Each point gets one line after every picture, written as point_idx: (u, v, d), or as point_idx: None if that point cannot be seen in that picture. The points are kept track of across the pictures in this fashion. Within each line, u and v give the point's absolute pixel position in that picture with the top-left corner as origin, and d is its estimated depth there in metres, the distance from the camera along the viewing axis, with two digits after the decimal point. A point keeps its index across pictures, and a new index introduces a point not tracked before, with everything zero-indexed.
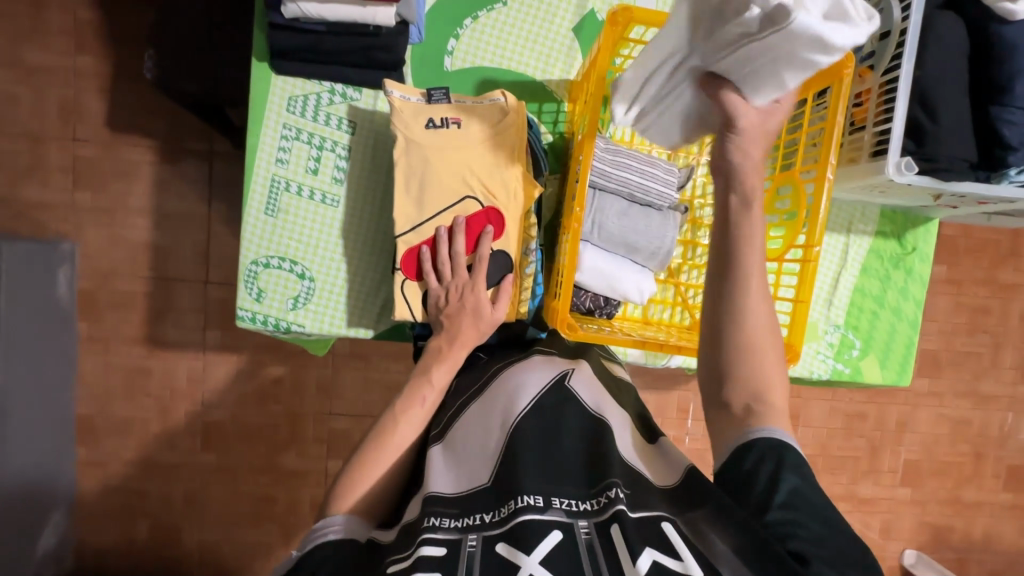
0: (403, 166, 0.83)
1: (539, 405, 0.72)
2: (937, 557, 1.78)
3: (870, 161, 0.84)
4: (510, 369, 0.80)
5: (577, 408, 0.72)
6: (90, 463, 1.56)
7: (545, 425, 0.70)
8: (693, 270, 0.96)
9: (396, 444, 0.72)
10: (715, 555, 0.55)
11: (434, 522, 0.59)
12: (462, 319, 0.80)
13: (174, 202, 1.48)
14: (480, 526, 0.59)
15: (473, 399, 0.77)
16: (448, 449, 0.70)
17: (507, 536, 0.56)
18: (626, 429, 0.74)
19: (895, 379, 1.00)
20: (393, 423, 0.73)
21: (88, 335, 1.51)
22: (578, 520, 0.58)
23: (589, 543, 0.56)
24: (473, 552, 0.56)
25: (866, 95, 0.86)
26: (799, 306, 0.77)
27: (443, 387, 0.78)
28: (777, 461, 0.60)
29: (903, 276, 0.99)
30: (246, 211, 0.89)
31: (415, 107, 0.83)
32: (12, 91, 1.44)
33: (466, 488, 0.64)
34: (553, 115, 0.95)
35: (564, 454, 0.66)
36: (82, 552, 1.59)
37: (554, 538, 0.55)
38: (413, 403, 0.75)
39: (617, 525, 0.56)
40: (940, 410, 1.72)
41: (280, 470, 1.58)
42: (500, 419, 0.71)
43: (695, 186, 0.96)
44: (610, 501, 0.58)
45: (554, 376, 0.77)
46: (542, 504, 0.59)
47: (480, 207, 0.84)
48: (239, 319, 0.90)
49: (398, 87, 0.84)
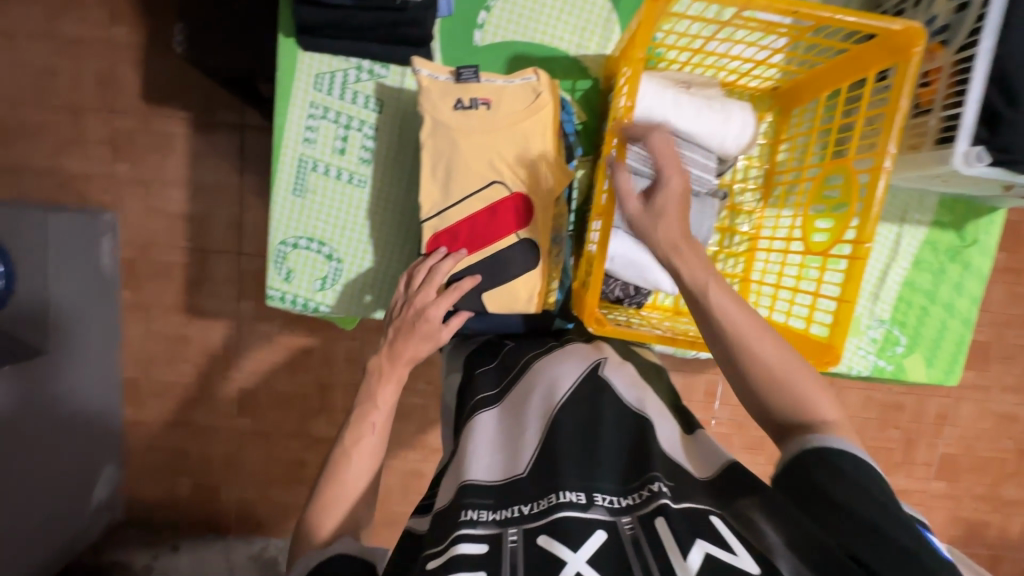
0: (430, 148, 0.81)
1: (576, 397, 0.70)
2: (969, 552, 1.74)
3: (934, 149, 0.78)
4: (541, 362, 0.78)
5: (613, 398, 0.70)
6: (136, 423, 1.65)
7: (582, 415, 0.67)
8: (730, 259, 0.92)
9: (356, 473, 0.70)
10: (771, 550, 0.52)
11: (472, 516, 0.58)
12: (407, 338, 0.77)
13: (208, 174, 1.50)
14: (518, 519, 0.57)
15: (507, 389, 0.77)
16: (482, 428, 0.70)
17: (547, 528, 0.54)
18: (666, 418, 0.71)
19: (941, 378, 0.95)
20: (347, 452, 0.71)
21: (130, 302, 1.58)
22: (621, 517, 0.56)
23: (634, 537, 0.53)
24: (515, 547, 0.54)
25: (935, 75, 0.78)
26: (845, 306, 0.71)
27: (390, 408, 0.76)
28: (826, 458, 0.57)
29: (959, 270, 0.92)
30: (274, 191, 0.89)
31: (443, 86, 0.81)
32: (52, 63, 1.46)
33: (500, 478, 0.63)
34: (587, 93, 0.90)
35: (604, 444, 0.64)
36: (132, 503, 1.71)
37: (599, 537, 0.53)
38: (363, 430, 0.73)
39: (662, 517, 0.53)
40: (985, 405, 1.64)
41: (311, 436, 1.64)
42: (535, 412, 0.70)
43: (735, 172, 0.90)
44: (653, 495, 0.56)
45: (586, 368, 0.75)
46: (584, 501, 0.57)
47: (508, 192, 0.81)
48: (269, 298, 0.92)
49: (426, 66, 0.82)
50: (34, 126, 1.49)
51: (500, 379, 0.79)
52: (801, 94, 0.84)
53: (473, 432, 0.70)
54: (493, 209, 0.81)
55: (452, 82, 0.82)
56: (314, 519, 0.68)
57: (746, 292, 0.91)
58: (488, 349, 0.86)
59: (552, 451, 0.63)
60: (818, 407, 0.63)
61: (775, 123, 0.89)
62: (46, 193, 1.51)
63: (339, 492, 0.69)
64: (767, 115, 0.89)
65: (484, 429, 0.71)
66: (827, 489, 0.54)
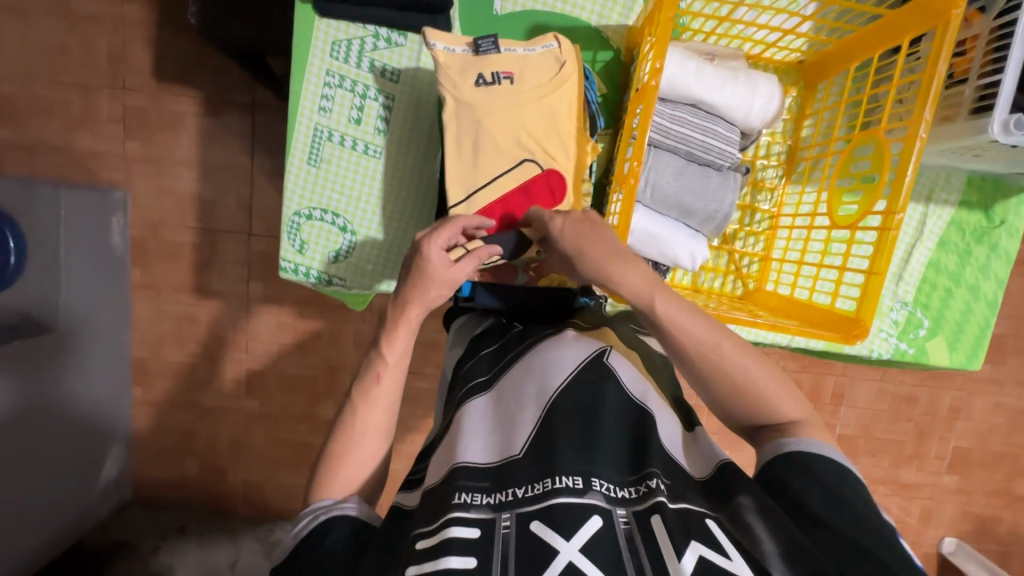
0: (453, 128, 0.79)
1: (576, 382, 0.67)
2: (979, 547, 1.72)
3: (969, 119, 0.75)
4: (544, 343, 0.75)
5: (615, 387, 0.67)
6: (144, 403, 1.65)
7: (583, 401, 0.65)
8: (750, 237, 0.90)
9: (362, 426, 0.68)
10: (764, 556, 0.52)
11: (465, 499, 0.57)
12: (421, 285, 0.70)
13: (218, 154, 1.49)
14: (512, 502, 0.56)
15: (502, 371, 0.74)
16: (477, 413, 0.68)
17: (541, 514, 0.53)
18: (667, 414, 0.69)
19: (963, 363, 0.93)
20: (355, 407, 0.69)
21: (139, 281, 1.57)
22: (617, 507, 0.55)
23: (629, 532, 0.53)
24: (507, 533, 0.53)
25: (971, 43, 0.76)
26: (873, 279, 0.70)
27: (399, 364, 0.72)
28: (804, 465, 0.60)
29: (985, 252, 0.90)
30: (288, 160, 0.88)
31: (463, 61, 0.79)
32: (64, 39, 1.45)
33: (495, 459, 0.62)
34: (608, 64, 0.89)
35: (607, 431, 0.62)
36: (140, 483, 1.71)
37: (594, 523, 0.52)
38: (369, 380, 0.70)
39: (657, 516, 0.54)
40: (998, 400, 1.61)
41: (318, 420, 1.64)
42: (530, 399, 0.67)
43: (758, 147, 0.89)
44: (650, 492, 0.56)
45: (591, 353, 0.71)
46: (581, 486, 0.55)
47: (540, 171, 0.79)
48: (281, 270, 0.91)
49: (440, 38, 0.79)
50: (45, 103, 1.48)
51: (492, 366, 0.75)
52: (829, 66, 0.82)
53: (463, 417, 0.68)
54: (526, 188, 0.79)
55: (470, 55, 0.80)
56: (323, 475, 0.66)
57: (766, 271, 0.89)
58: (496, 330, 0.82)
59: (551, 435, 0.61)
60: (784, 408, 0.66)
61: (800, 98, 0.88)
62: (57, 171, 1.51)
63: (346, 443, 0.67)
64: (792, 89, 0.87)
65: (476, 413, 0.68)
66: (812, 505, 0.56)
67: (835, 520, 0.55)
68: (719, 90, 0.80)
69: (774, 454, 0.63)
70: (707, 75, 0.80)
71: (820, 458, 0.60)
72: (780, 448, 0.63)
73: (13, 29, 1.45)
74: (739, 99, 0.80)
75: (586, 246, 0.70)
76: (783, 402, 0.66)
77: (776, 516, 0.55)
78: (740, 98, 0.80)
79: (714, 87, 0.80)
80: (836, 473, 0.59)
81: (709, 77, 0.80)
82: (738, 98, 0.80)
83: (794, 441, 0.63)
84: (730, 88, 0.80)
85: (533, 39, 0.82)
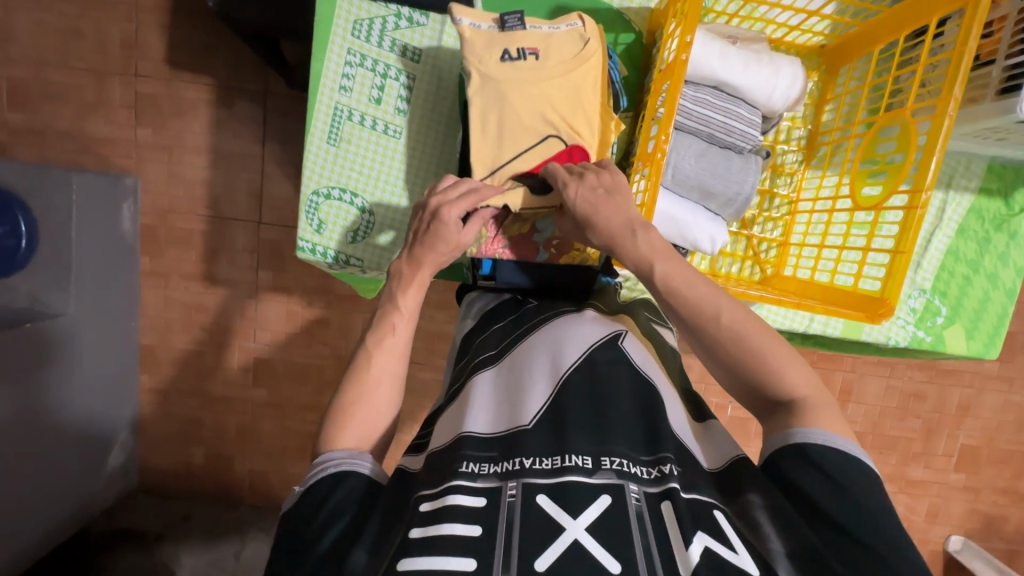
0: (478, 103, 0.80)
1: (591, 360, 0.66)
2: (986, 546, 1.71)
3: (995, 100, 0.75)
4: (557, 319, 0.73)
5: (627, 368, 0.65)
6: (151, 391, 1.65)
7: (592, 382, 0.64)
8: (768, 222, 0.90)
9: (377, 374, 0.69)
10: (772, 555, 0.50)
11: (472, 468, 0.56)
12: (433, 241, 0.73)
13: (230, 141, 1.49)
14: (519, 473, 0.54)
15: (511, 347, 0.72)
16: (485, 386, 0.67)
17: (550, 489, 0.52)
18: (675, 402, 0.66)
19: (981, 352, 0.93)
20: (369, 355, 0.70)
21: (149, 269, 1.57)
22: (629, 482, 0.54)
23: (639, 508, 0.52)
24: (513, 502, 0.52)
25: (999, 24, 0.76)
26: (900, 257, 0.71)
27: (411, 313, 0.73)
28: (813, 462, 0.56)
29: (1005, 240, 0.91)
30: (308, 139, 0.88)
31: (489, 35, 0.80)
32: (77, 25, 1.45)
33: (503, 428, 0.61)
34: (630, 46, 0.90)
35: (619, 406, 0.61)
36: (146, 471, 1.71)
37: (603, 502, 0.51)
38: (385, 331, 0.71)
39: (668, 502, 0.52)
40: (1008, 397, 1.61)
41: (325, 409, 1.64)
42: (541, 374, 0.65)
43: (779, 131, 0.89)
44: (664, 476, 0.55)
45: (606, 335, 0.69)
46: (591, 466, 0.54)
47: (563, 146, 0.80)
48: (299, 250, 0.90)
49: (466, 15, 0.81)
50: (57, 88, 1.48)
51: (501, 340, 0.74)
52: (852, 49, 0.83)
53: (471, 393, 0.66)
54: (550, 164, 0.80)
55: (495, 31, 0.81)
56: (336, 419, 0.66)
57: (784, 256, 0.89)
58: (508, 307, 0.81)
59: (563, 411, 0.60)
60: (795, 382, 0.62)
61: (821, 82, 0.88)
62: (68, 157, 1.51)
63: (361, 389, 0.67)
64: (814, 74, 0.88)
65: (484, 388, 0.67)
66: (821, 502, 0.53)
67: (847, 519, 0.52)
68: (744, 70, 0.80)
69: (779, 445, 0.59)
70: (732, 56, 0.80)
71: (833, 452, 0.56)
72: (785, 438, 0.59)
73: (26, 14, 1.44)
74: (760, 79, 0.80)
75: (596, 215, 0.71)
76: (796, 377, 0.62)
77: (785, 511, 0.53)
78: (761, 77, 0.80)
79: (739, 68, 0.80)
80: (850, 467, 0.55)
81: (734, 57, 0.80)
82: (761, 77, 0.80)
83: (799, 430, 0.58)
84: (754, 68, 0.80)
85: (557, 18, 0.83)
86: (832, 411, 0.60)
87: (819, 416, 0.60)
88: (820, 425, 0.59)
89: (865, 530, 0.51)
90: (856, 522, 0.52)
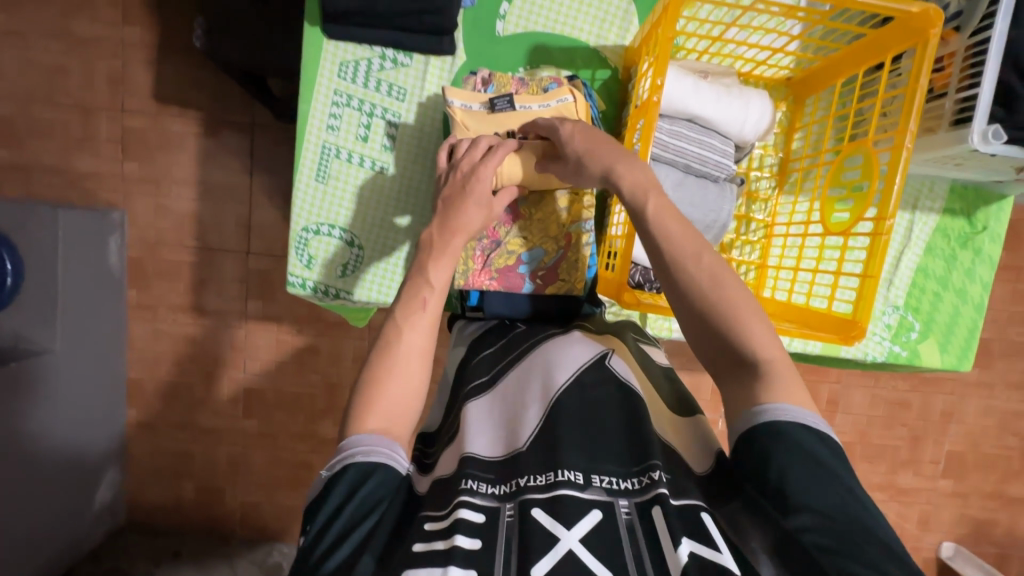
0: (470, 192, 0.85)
1: (580, 380, 0.67)
2: (978, 551, 1.73)
3: (950, 130, 0.80)
4: (548, 342, 0.75)
5: (615, 385, 0.67)
6: (138, 425, 1.62)
7: (583, 403, 0.65)
8: (746, 246, 0.94)
9: (406, 351, 0.65)
10: (753, 553, 0.53)
11: (472, 485, 0.57)
12: (459, 203, 0.73)
13: (218, 173, 1.50)
14: (517, 491, 0.56)
15: (504, 371, 0.73)
16: (480, 407, 0.68)
17: (546, 503, 0.54)
18: (658, 409, 0.68)
19: (955, 364, 0.96)
20: (398, 329, 0.66)
21: (136, 301, 1.56)
22: (619, 499, 0.55)
23: (630, 522, 0.53)
24: (511, 522, 0.54)
25: (949, 59, 0.81)
26: (868, 282, 0.74)
27: (443, 288, 0.70)
28: (782, 442, 0.55)
29: (970, 257, 0.95)
30: (297, 177, 0.91)
31: (480, 120, 0.84)
32: (64, 62, 1.46)
33: (501, 453, 0.62)
34: (607, 81, 0.94)
35: (611, 429, 0.62)
36: (133, 508, 1.67)
37: (594, 517, 0.53)
38: (413, 304, 0.68)
39: (658, 508, 0.53)
40: (989, 402, 1.64)
41: (318, 438, 1.63)
42: (535, 395, 0.67)
43: (751, 160, 0.93)
44: (652, 484, 0.56)
45: (594, 356, 0.71)
46: (582, 481, 0.56)
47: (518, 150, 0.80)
48: (289, 285, 0.93)
49: (459, 96, 0.85)
50: (44, 124, 1.49)
51: (494, 365, 0.75)
52: (816, 82, 0.88)
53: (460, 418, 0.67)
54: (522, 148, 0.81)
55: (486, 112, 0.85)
56: (362, 399, 0.62)
57: (763, 278, 0.92)
58: (496, 332, 0.83)
59: (554, 432, 0.61)
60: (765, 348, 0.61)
61: (789, 112, 0.93)
62: (55, 192, 1.51)
63: (393, 370, 0.64)
64: (782, 104, 0.92)
65: (479, 412, 0.68)
66: (793, 490, 0.53)
67: (825, 510, 0.51)
68: (717, 100, 0.84)
69: (749, 426, 0.58)
70: (704, 87, 0.84)
71: (799, 429, 0.56)
72: (753, 419, 0.58)
73: (13, 53, 1.46)
74: (728, 116, 0.85)
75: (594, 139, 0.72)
76: (765, 341, 0.62)
77: (763, 507, 0.54)
78: (729, 113, 0.84)
79: (712, 98, 0.84)
80: (818, 442, 0.55)
81: (707, 88, 0.84)
82: (729, 111, 0.84)
83: (768, 407, 0.58)
84: (722, 100, 0.84)
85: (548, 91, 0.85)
86: (797, 383, 0.60)
87: (790, 390, 0.59)
88: (784, 399, 0.58)
89: (842, 519, 0.50)
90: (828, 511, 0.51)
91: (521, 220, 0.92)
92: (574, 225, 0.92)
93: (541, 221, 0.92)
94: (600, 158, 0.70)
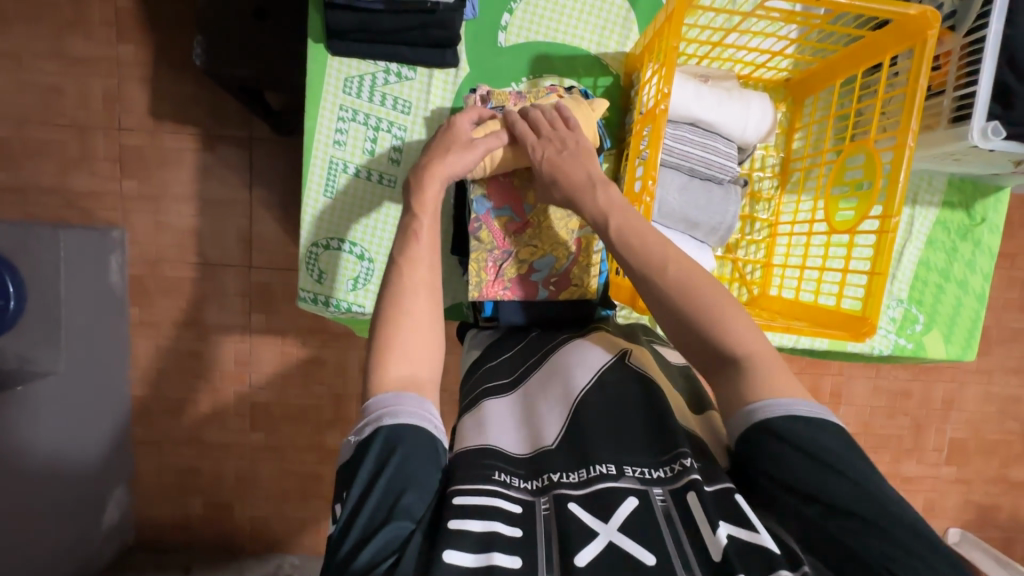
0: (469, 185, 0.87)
1: (601, 381, 0.69)
2: (983, 536, 1.75)
3: (949, 127, 0.82)
4: (566, 346, 0.76)
5: (637, 380, 0.68)
6: (144, 443, 1.62)
7: (608, 402, 0.66)
8: (751, 245, 0.95)
9: (410, 285, 0.67)
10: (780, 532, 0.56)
11: (505, 478, 0.58)
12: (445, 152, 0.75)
13: (217, 188, 1.50)
14: (551, 486, 0.57)
15: (525, 376, 0.74)
16: (501, 408, 0.69)
17: (583, 498, 0.55)
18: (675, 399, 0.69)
19: (959, 354, 0.98)
20: (399, 266, 0.68)
21: (138, 319, 1.56)
22: (653, 487, 0.56)
23: (666, 509, 0.54)
24: (548, 515, 0.54)
25: (945, 58, 0.83)
26: (876, 278, 0.76)
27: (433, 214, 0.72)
28: (786, 437, 0.56)
29: (970, 248, 0.97)
30: (305, 192, 0.91)
31: None
32: (59, 82, 1.46)
33: (528, 451, 0.63)
34: (608, 89, 0.96)
35: (634, 426, 0.63)
36: (141, 527, 1.66)
37: (631, 503, 0.54)
38: (408, 238, 0.69)
39: (693, 492, 0.54)
40: (988, 388, 1.66)
41: (326, 449, 1.63)
42: (557, 398, 0.68)
43: (754, 160, 0.94)
44: (684, 470, 0.57)
45: (613, 355, 0.73)
46: (615, 472, 0.57)
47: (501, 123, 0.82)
48: (301, 299, 0.94)
49: None
50: (40, 145, 1.48)
51: (513, 370, 0.76)
52: (814, 83, 0.90)
53: (484, 415, 0.68)
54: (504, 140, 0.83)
55: None
56: (378, 345, 0.63)
57: (769, 276, 0.94)
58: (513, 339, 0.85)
59: (580, 428, 0.63)
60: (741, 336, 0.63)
61: (789, 113, 0.94)
62: (54, 213, 1.50)
63: (399, 307, 0.65)
64: (782, 105, 0.94)
65: (500, 411, 0.69)
66: (804, 485, 0.54)
67: (844, 502, 0.52)
68: (718, 103, 0.85)
69: (747, 424, 0.59)
70: (704, 91, 0.85)
71: (792, 421, 0.57)
72: (750, 417, 0.59)
73: (7, 74, 1.45)
74: (731, 119, 0.86)
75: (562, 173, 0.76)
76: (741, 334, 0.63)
77: (781, 498, 0.55)
78: (731, 116, 0.86)
79: (713, 102, 0.85)
80: (819, 432, 0.56)
81: (707, 92, 0.85)
82: (732, 114, 0.86)
83: (758, 406, 0.59)
84: (722, 104, 0.85)
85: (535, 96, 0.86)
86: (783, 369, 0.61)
87: (772, 372, 0.61)
88: (771, 393, 0.59)
89: (863, 505, 0.52)
90: (843, 499, 0.52)
91: (530, 228, 0.91)
92: (584, 230, 0.92)
93: (549, 229, 0.91)
94: (572, 183, 0.75)
